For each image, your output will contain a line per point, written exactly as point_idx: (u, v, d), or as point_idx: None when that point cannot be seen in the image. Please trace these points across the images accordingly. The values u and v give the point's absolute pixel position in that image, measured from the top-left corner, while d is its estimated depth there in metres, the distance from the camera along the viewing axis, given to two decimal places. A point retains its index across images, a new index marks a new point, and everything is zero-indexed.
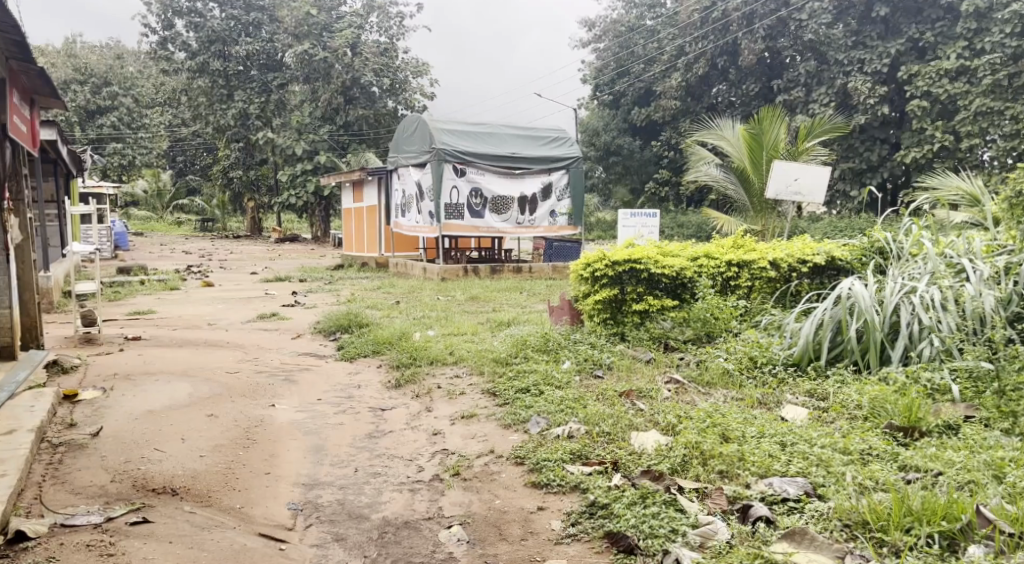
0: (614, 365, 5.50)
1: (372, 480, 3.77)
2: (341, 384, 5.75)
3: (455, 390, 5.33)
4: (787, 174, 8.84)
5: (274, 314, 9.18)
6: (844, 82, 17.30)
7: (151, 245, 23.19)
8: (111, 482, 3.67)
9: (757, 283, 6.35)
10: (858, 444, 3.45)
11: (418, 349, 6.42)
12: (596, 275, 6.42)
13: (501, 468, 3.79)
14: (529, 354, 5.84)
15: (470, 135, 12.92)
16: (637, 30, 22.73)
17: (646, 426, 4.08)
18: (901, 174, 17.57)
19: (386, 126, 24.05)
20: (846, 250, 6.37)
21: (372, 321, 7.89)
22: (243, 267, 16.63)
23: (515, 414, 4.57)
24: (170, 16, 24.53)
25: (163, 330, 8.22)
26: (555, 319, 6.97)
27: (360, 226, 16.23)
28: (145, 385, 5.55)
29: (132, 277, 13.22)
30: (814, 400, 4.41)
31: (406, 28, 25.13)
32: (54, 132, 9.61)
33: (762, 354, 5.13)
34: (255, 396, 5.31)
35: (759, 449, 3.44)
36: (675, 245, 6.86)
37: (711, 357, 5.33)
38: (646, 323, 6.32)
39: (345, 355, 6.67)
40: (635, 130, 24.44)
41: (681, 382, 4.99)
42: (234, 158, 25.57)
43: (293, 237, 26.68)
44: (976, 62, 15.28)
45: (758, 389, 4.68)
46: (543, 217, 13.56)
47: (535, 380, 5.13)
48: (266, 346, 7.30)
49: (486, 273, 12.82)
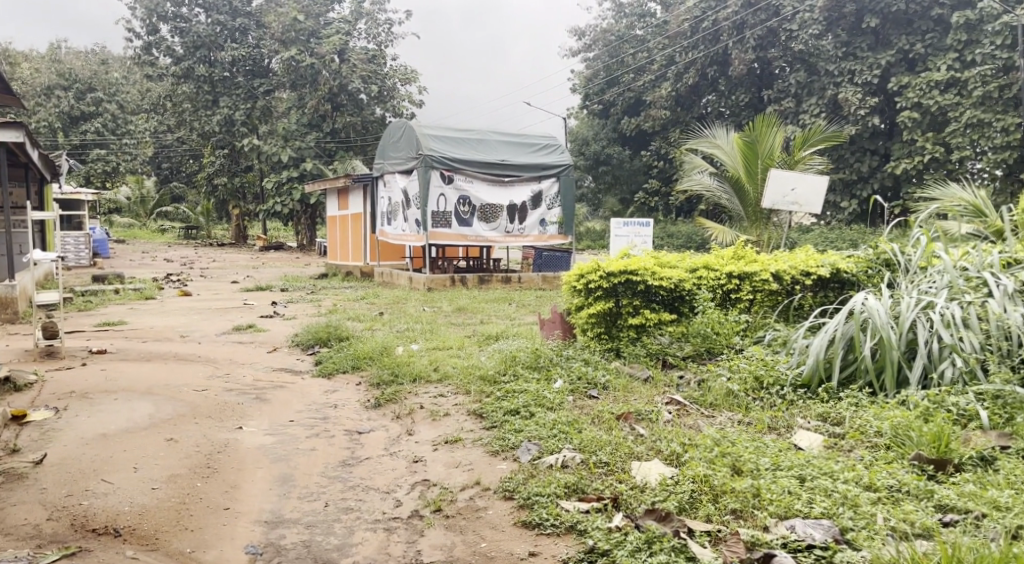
0: (610, 385, 5.14)
1: (343, 518, 3.38)
2: (315, 403, 5.34)
3: (439, 410, 4.94)
4: (784, 182, 8.53)
5: (252, 326, 8.76)
6: (835, 93, 17.09)
7: (132, 253, 22.69)
8: (47, 521, 3.27)
9: (759, 296, 6.03)
10: (886, 479, 3.10)
11: (401, 365, 6.03)
12: (590, 287, 6.07)
13: (488, 504, 3.40)
14: (518, 371, 5.47)
15: (458, 142, 12.57)
16: (626, 40, 22.47)
17: (648, 454, 3.71)
18: (891, 186, 17.39)
19: (375, 134, 23.80)
20: (851, 262, 6.07)
21: (354, 334, 7.49)
22: (224, 276, 16.18)
23: (503, 439, 4.20)
24: (155, 21, 24.01)
25: (132, 342, 7.78)
26: (547, 334, 6.59)
27: (344, 233, 15.80)
28: (103, 404, 5.13)
29: (106, 285, 12.76)
30: (828, 425, 4.06)
31: (394, 35, 24.82)
32: (21, 134, 9.20)
33: (769, 373, 4.78)
34: (221, 418, 4.89)
35: (776, 485, 3.08)
36: (672, 256, 6.49)
37: (713, 376, 4.97)
38: (642, 337, 5.96)
39: (322, 370, 6.26)
40: (625, 140, 24.15)
41: (683, 404, 4.64)
42: (218, 164, 25.09)
43: (279, 246, 26.25)
44: (966, 74, 15.05)
45: (766, 412, 4.33)
46: (533, 226, 13.16)
47: (526, 400, 4.76)
48: (239, 361, 6.88)
49: (474, 283, 12.46)
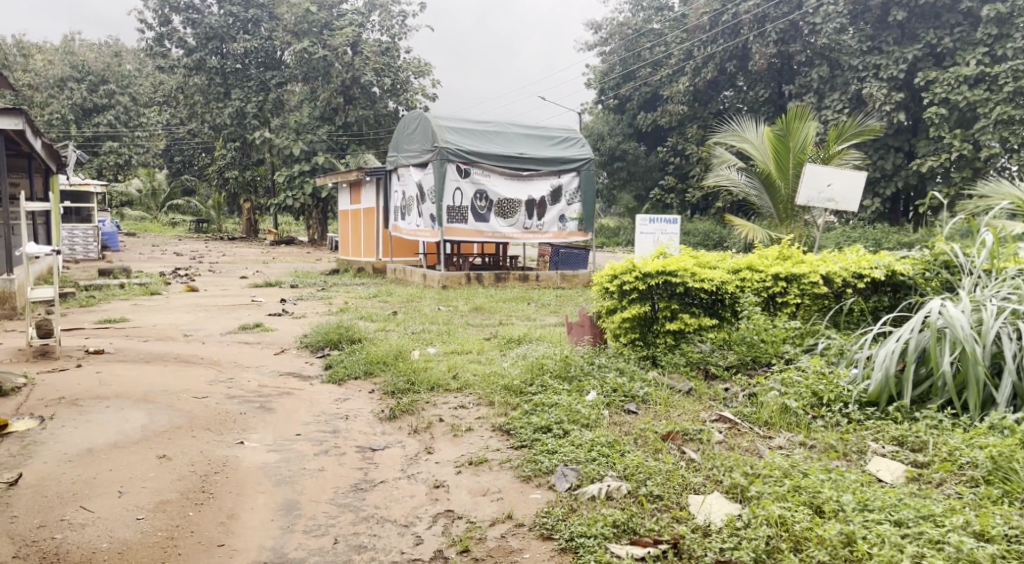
0: (649, 398, 4.66)
1: (354, 559, 2.92)
2: (325, 414, 4.88)
3: (460, 424, 4.47)
4: (820, 178, 7.92)
5: (259, 324, 8.32)
6: (858, 89, 16.44)
7: (141, 246, 22.34)
8: (12, 560, 2.84)
9: (806, 300, 5.52)
10: (1000, 525, 2.63)
11: (417, 371, 5.55)
12: (624, 288, 5.55)
13: (523, 545, 2.94)
14: (545, 381, 4.98)
15: (476, 135, 12.08)
16: (644, 34, 21.83)
17: (706, 486, 3.24)
18: (916, 183, 16.75)
19: (387, 128, 23.33)
20: (907, 264, 5.53)
21: (366, 335, 7.03)
22: (233, 271, 15.77)
23: (534, 462, 3.73)
24: (167, 12, 23.67)
25: (132, 341, 7.34)
26: (575, 339, 6.11)
27: (356, 228, 15.34)
28: (94, 413, 4.68)
29: (112, 280, 12.38)
30: (907, 451, 3.56)
31: (408, 28, 24.35)
32: (20, 122, 8.78)
33: (830, 388, 4.26)
34: (220, 430, 4.43)
35: (871, 532, 2.60)
36: (712, 256, 5.98)
37: (766, 390, 4.46)
38: (681, 345, 5.46)
39: (332, 377, 5.79)
40: (640, 136, 23.79)
41: (734, 421, 4.15)
42: (229, 157, 24.69)
43: (289, 240, 25.85)
44: (997, 69, 14.39)
45: (832, 433, 3.84)
46: (552, 222, 12.63)
47: (558, 416, 4.26)
48: (244, 364, 6.43)
49: (490, 281, 11.99)
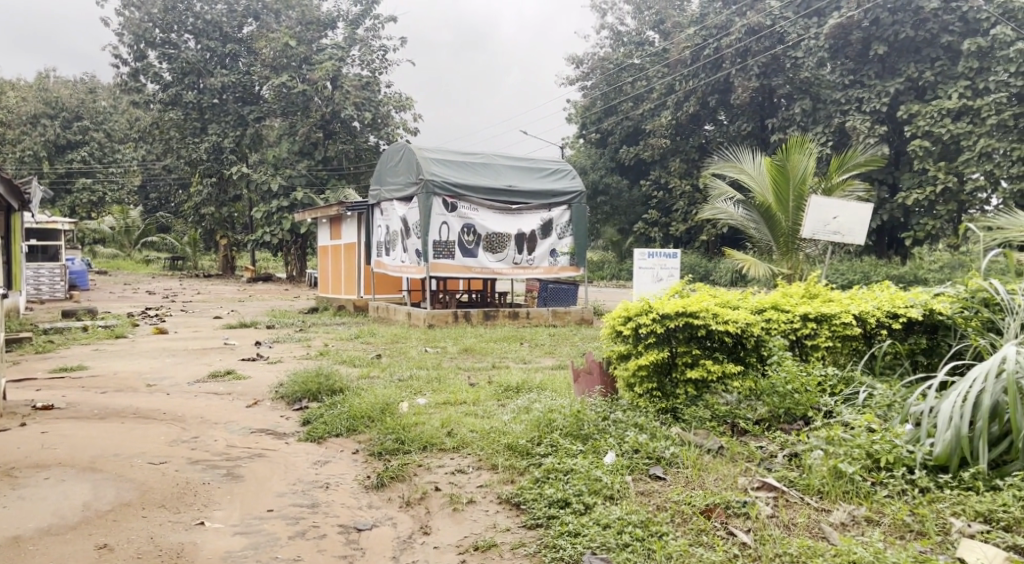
0: (677, 460, 4.04)
1: None
2: (302, 482, 4.21)
3: (460, 495, 3.82)
4: (825, 210, 7.42)
5: (229, 372, 7.61)
6: (842, 122, 16.23)
7: (112, 285, 21.48)
8: None
9: (839, 343, 4.97)
10: None
11: (407, 428, 4.90)
12: (640, 332, 4.92)
13: None
14: (556, 440, 4.36)
15: (463, 166, 11.58)
16: (625, 69, 21.39)
17: None
18: (902, 216, 16.44)
19: (367, 162, 22.74)
20: (943, 301, 5.01)
21: (348, 384, 6.34)
22: (207, 311, 14.99)
23: (553, 549, 3.13)
24: (143, 47, 23.19)
25: (88, 394, 6.59)
26: (583, 389, 5.49)
27: (337, 265, 14.68)
28: (25, 488, 3.96)
29: (75, 322, 11.58)
30: (1003, 532, 3.02)
31: (389, 62, 23.98)
32: None
33: (887, 449, 3.69)
34: (177, 507, 3.75)
35: None
36: (732, 294, 5.42)
37: (815, 450, 3.85)
38: (704, 396, 4.85)
39: (311, 434, 5.13)
40: (623, 170, 23.47)
41: (781, 489, 3.55)
42: (205, 194, 23.52)
43: (267, 277, 25.05)
44: (980, 102, 14.08)
45: (903, 507, 3.28)
46: (543, 257, 12.05)
47: (576, 486, 3.63)
48: (210, 419, 5.73)
49: (478, 319, 11.35)
